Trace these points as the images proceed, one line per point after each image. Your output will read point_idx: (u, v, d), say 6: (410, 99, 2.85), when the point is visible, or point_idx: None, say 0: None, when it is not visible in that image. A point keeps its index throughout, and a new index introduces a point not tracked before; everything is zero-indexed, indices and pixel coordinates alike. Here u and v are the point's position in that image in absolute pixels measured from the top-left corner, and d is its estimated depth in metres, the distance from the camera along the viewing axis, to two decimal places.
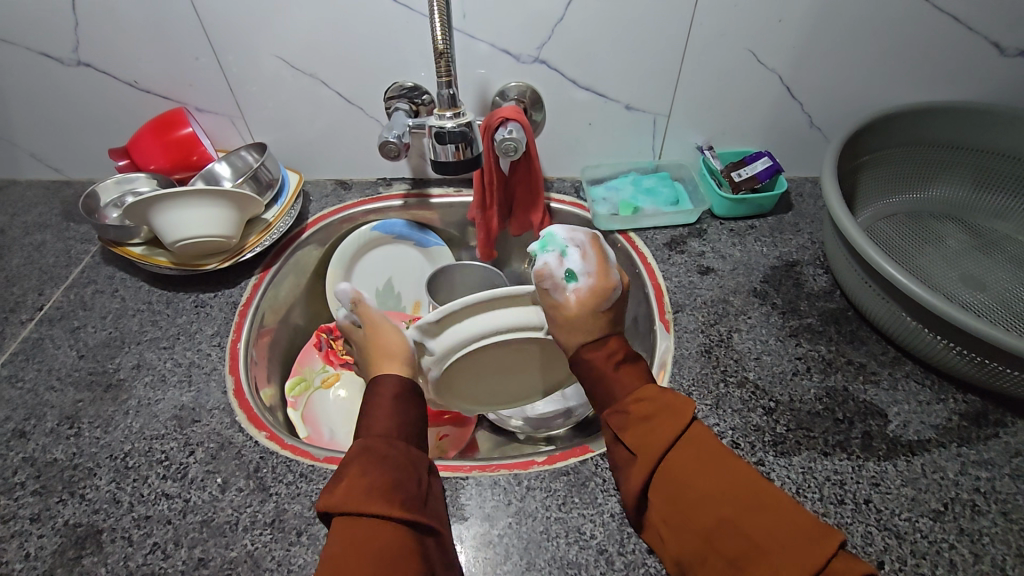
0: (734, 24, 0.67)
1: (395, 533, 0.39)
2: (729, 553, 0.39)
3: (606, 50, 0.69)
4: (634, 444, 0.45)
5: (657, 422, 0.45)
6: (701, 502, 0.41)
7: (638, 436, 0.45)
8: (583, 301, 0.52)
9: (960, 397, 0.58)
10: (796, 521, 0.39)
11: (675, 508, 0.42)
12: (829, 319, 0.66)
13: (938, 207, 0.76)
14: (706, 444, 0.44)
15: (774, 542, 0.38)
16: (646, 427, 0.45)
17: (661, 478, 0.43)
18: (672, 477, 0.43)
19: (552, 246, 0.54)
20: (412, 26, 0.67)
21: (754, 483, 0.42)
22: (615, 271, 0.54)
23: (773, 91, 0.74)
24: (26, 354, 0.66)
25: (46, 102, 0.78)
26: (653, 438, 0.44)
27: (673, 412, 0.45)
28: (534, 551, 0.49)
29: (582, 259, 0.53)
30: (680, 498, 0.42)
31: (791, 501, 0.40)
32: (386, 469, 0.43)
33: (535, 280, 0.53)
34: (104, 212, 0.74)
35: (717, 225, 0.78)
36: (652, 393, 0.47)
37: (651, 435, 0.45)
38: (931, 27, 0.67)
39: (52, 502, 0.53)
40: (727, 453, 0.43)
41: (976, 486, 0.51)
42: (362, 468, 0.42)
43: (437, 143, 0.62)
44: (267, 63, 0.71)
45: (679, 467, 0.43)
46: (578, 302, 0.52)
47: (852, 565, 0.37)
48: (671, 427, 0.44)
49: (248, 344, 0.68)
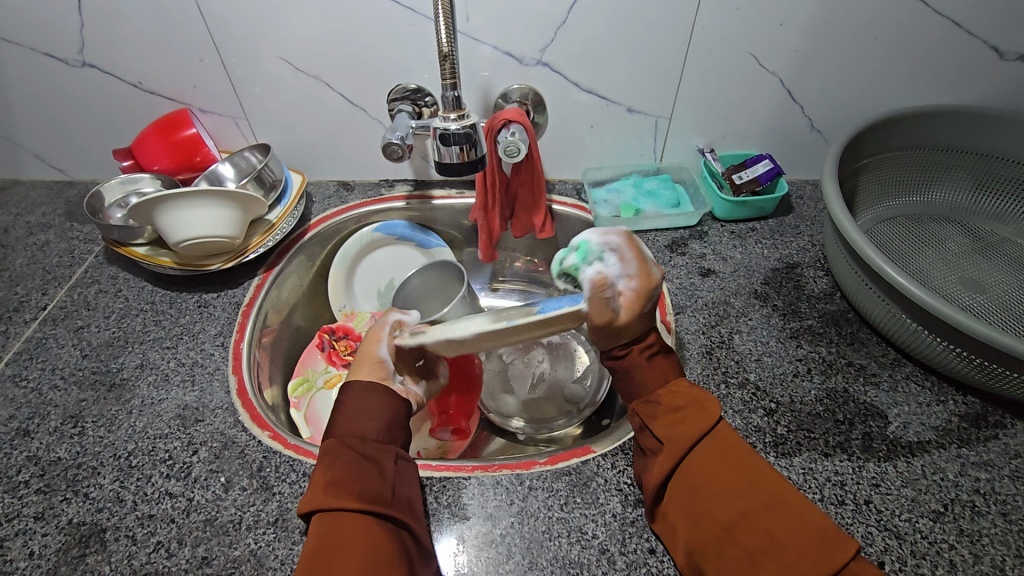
0: (736, 27, 0.67)
1: (364, 527, 0.41)
2: (747, 545, 0.41)
3: (609, 53, 0.70)
4: (663, 431, 0.48)
5: (685, 415, 0.48)
6: (724, 494, 0.43)
7: (669, 425, 0.48)
8: (635, 307, 0.52)
9: (960, 399, 0.59)
10: (813, 522, 0.41)
11: (691, 498, 0.44)
12: (830, 321, 0.66)
13: (938, 210, 0.77)
14: (731, 440, 0.46)
15: (793, 542, 0.40)
16: (677, 416, 0.48)
17: (688, 466, 0.46)
18: (695, 469, 0.45)
19: (591, 256, 0.53)
20: (416, 28, 0.67)
21: (773, 481, 0.44)
22: (655, 268, 0.53)
23: (774, 94, 0.74)
24: (30, 354, 0.66)
25: (50, 102, 0.78)
26: (685, 427, 0.47)
27: (705, 406, 0.48)
28: (537, 550, 0.49)
29: (622, 264, 0.52)
30: (698, 487, 0.44)
31: (808, 503, 0.42)
32: (350, 468, 0.44)
33: (593, 290, 0.52)
34: (109, 213, 0.75)
35: (718, 227, 0.78)
36: (685, 389, 0.50)
37: (681, 425, 0.47)
38: (931, 33, 0.68)
39: (56, 501, 0.53)
40: (750, 451, 0.46)
41: (977, 487, 0.52)
42: (328, 470, 0.44)
43: (442, 144, 0.62)
44: (271, 65, 0.72)
45: (706, 459, 0.45)
46: (630, 308, 0.52)
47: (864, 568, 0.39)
48: (701, 419, 0.47)
49: (251, 345, 0.68)
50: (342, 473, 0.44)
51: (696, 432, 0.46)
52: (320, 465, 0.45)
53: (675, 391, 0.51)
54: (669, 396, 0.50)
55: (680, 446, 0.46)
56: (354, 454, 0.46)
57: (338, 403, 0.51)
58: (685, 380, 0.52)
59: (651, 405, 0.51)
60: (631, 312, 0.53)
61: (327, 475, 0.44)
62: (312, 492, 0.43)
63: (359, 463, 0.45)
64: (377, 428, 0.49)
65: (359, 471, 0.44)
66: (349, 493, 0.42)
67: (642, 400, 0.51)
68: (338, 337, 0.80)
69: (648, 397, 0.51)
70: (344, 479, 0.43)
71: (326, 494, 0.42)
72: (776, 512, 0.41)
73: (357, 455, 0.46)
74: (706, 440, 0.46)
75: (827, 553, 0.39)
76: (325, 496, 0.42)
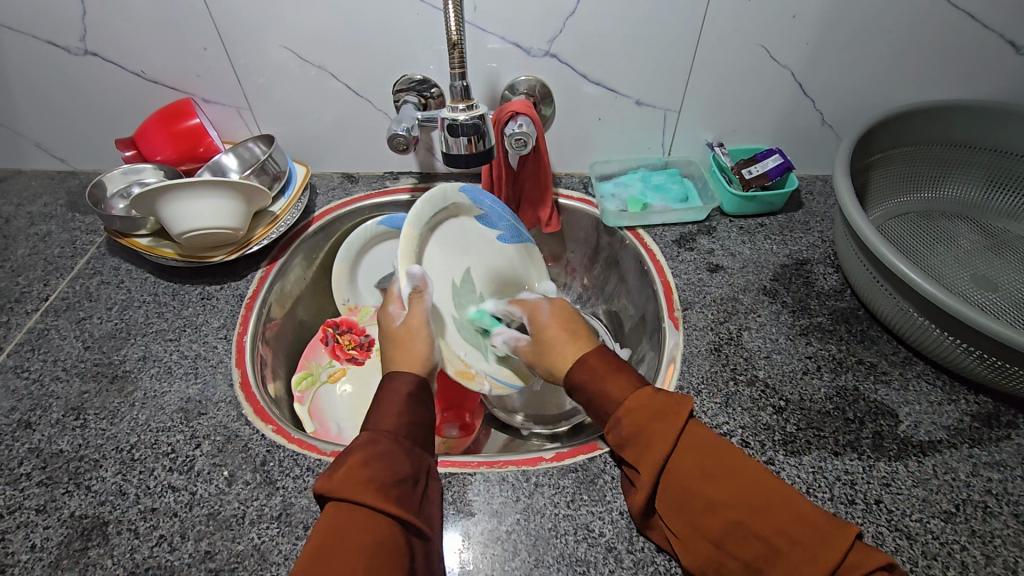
0: (747, 19, 0.66)
1: (390, 530, 0.41)
2: (743, 554, 0.41)
3: (618, 44, 0.69)
4: (635, 459, 0.47)
5: (649, 436, 0.46)
6: (711, 510, 0.42)
7: (637, 454, 0.47)
8: (544, 323, 0.61)
9: (972, 398, 0.58)
10: (807, 517, 0.41)
11: (678, 520, 0.44)
12: (840, 318, 0.65)
13: (950, 207, 0.76)
14: (702, 444, 0.45)
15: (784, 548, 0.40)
16: (645, 436, 0.46)
17: (668, 485, 0.45)
18: (676, 486, 0.44)
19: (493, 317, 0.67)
20: (423, 18, 0.66)
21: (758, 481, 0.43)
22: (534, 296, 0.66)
23: (785, 87, 0.73)
24: (31, 345, 0.66)
25: (51, 91, 0.77)
26: (650, 453, 0.45)
27: (667, 416, 0.46)
28: (543, 548, 0.48)
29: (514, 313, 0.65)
30: (682, 510, 0.44)
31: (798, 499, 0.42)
32: (388, 468, 0.44)
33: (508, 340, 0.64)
34: (111, 203, 0.74)
35: (727, 223, 0.77)
36: (642, 402, 0.48)
37: (650, 448, 0.46)
38: (946, 27, 0.67)
39: (58, 493, 0.52)
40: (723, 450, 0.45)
41: (989, 488, 0.51)
42: (365, 463, 0.44)
43: (450, 136, 0.61)
44: (275, 53, 0.70)
45: (685, 473, 0.44)
46: (543, 326, 0.61)
47: (863, 558, 0.39)
48: (666, 435, 0.45)
49: (254, 339, 0.68)
50: (386, 472, 0.44)
51: (667, 449, 0.45)
52: (360, 453, 0.45)
53: (630, 410, 0.48)
54: (626, 418, 0.47)
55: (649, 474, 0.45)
56: (398, 455, 0.46)
57: (381, 396, 0.51)
58: (648, 388, 0.49)
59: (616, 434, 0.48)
60: (546, 329, 0.60)
61: (366, 466, 0.43)
62: (343, 479, 0.42)
63: (397, 463, 0.45)
64: (415, 429, 0.49)
65: (395, 472, 0.44)
66: (386, 493, 0.42)
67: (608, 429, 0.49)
68: (341, 332, 0.81)
69: (611, 428, 0.49)
70: (385, 477, 0.43)
71: (362, 485, 0.42)
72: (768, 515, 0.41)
73: (397, 455, 0.46)
74: (678, 452, 0.45)
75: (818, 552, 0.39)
76: (361, 487, 0.42)
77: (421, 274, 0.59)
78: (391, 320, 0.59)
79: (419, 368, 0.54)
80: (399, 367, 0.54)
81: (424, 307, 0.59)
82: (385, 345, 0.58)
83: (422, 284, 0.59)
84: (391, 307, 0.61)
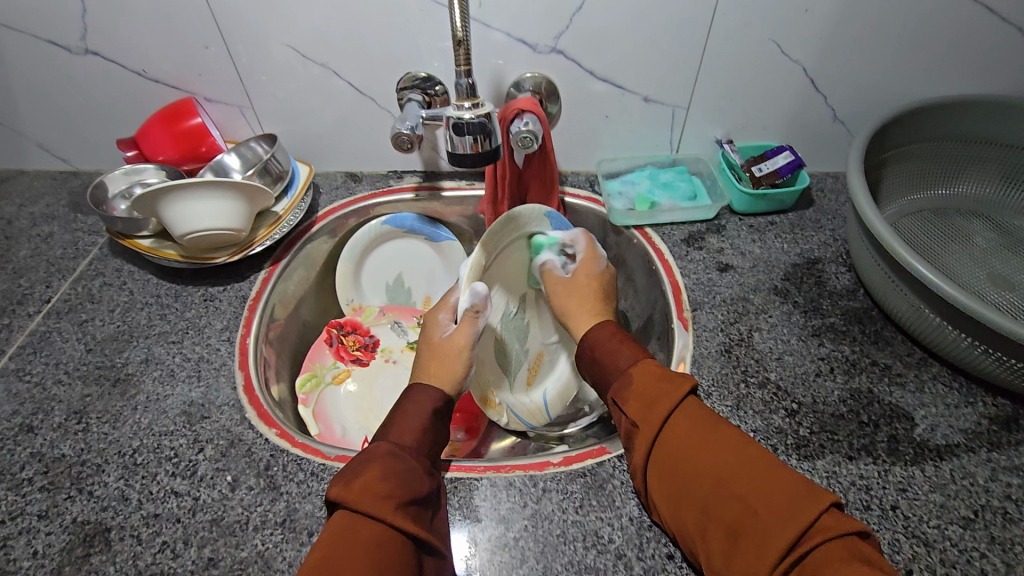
0: (758, 13, 0.65)
1: (401, 545, 0.40)
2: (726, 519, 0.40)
3: (626, 39, 0.67)
4: (635, 415, 0.47)
5: (650, 396, 0.47)
6: (702, 473, 0.42)
7: (637, 413, 0.48)
8: (577, 275, 0.64)
9: (990, 400, 0.56)
10: (787, 481, 0.40)
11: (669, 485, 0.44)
12: (853, 319, 0.64)
13: (964, 204, 0.74)
14: (698, 414, 0.46)
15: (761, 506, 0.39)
16: (647, 395, 0.48)
17: (661, 449, 0.45)
18: (671, 446, 0.45)
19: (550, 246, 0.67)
20: (427, 14, 0.65)
21: (750, 455, 0.42)
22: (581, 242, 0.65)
23: (796, 83, 0.72)
24: (33, 348, 0.65)
25: (53, 91, 0.76)
26: (651, 413, 0.46)
27: (670, 389, 0.47)
28: (551, 555, 0.47)
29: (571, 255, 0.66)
30: (670, 475, 0.44)
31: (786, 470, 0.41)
32: (403, 479, 0.44)
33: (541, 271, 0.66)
34: (113, 204, 0.73)
35: (737, 221, 0.76)
36: (651, 371, 0.49)
37: (653, 405, 0.47)
38: (962, 19, 0.65)
39: (60, 499, 0.52)
40: (719, 424, 0.45)
41: (1008, 494, 0.50)
42: (380, 474, 0.43)
43: (455, 135, 0.60)
44: (277, 51, 0.69)
45: (681, 436, 0.45)
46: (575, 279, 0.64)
47: (833, 524, 0.37)
48: (670, 397, 0.46)
49: (257, 341, 0.67)
50: (403, 488, 0.43)
51: (664, 411, 0.46)
52: (380, 464, 0.44)
53: (637, 372, 0.50)
54: (637, 375, 0.50)
55: (648, 432, 0.46)
56: (418, 471, 0.45)
57: (403, 403, 0.52)
58: (649, 359, 0.51)
59: (624, 388, 0.49)
60: (576, 282, 0.64)
61: (384, 479, 0.43)
62: (361, 489, 0.41)
63: (413, 476, 0.45)
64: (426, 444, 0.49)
65: (409, 483, 0.44)
66: (401, 510, 0.42)
67: (615, 387, 0.51)
68: (346, 333, 0.80)
69: (620, 382, 0.50)
70: (402, 493, 0.43)
71: (378, 499, 0.41)
72: (752, 478, 0.41)
73: (413, 468, 0.45)
74: (676, 416, 0.46)
75: (790, 511, 0.38)
76: (378, 501, 0.41)
77: (483, 293, 0.60)
78: (438, 329, 0.61)
79: (447, 385, 0.57)
80: (431, 382, 0.57)
81: (473, 329, 0.60)
82: (424, 354, 0.60)
83: (480, 305, 0.60)
84: (441, 314, 0.63)
